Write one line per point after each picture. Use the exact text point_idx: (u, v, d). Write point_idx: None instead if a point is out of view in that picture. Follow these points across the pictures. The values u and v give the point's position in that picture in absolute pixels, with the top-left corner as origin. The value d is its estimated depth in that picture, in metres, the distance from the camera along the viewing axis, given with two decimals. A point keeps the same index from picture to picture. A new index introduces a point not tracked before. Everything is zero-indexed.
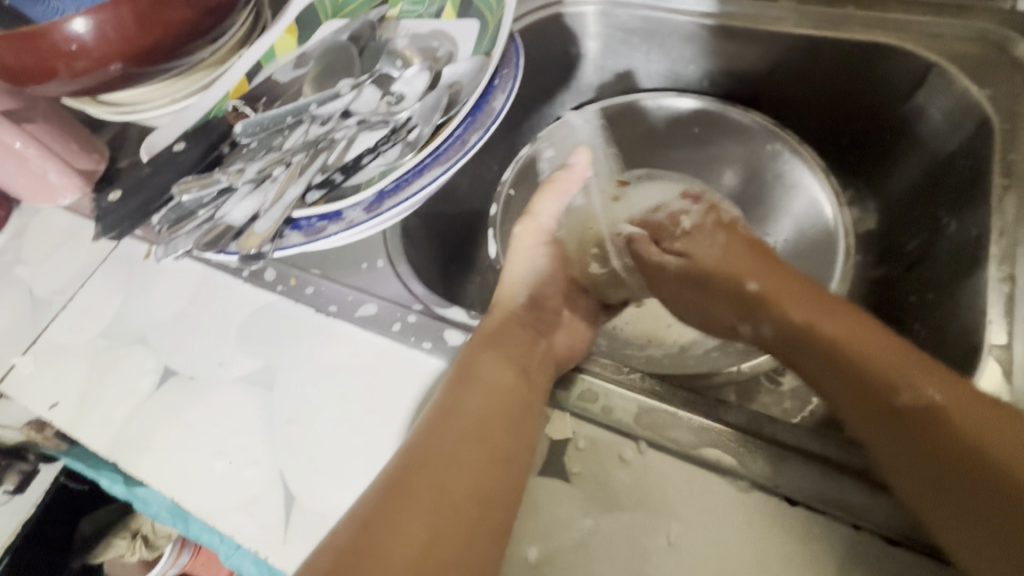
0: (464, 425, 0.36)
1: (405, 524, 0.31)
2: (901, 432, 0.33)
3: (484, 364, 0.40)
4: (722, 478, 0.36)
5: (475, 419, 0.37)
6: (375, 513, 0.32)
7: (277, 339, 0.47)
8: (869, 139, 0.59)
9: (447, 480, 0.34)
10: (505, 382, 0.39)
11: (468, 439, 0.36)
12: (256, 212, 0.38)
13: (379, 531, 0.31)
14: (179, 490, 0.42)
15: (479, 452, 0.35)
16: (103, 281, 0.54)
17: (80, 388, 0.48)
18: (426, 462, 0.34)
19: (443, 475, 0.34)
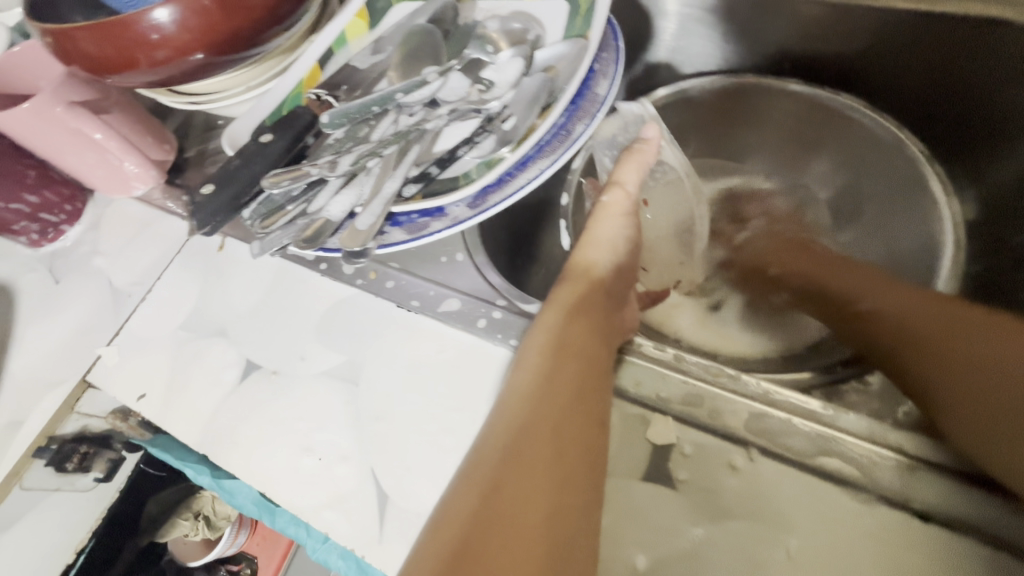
0: (552, 422, 0.34)
1: (516, 523, 0.30)
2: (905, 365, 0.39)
3: (560, 349, 0.37)
4: (843, 490, 0.34)
5: (557, 414, 0.34)
6: (489, 497, 0.30)
7: (358, 333, 0.46)
8: (971, 123, 0.55)
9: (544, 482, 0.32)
10: (585, 368, 0.37)
11: (553, 438, 0.34)
12: (353, 207, 0.36)
13: (495, 531, 0.29)
14: (271, 485, 0.42)
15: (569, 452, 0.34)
16: (181, 272, 0.54)
17: (165, 380, 0.48)
18: (521, 458, 0.32)
19: (536, 478, 0.32)
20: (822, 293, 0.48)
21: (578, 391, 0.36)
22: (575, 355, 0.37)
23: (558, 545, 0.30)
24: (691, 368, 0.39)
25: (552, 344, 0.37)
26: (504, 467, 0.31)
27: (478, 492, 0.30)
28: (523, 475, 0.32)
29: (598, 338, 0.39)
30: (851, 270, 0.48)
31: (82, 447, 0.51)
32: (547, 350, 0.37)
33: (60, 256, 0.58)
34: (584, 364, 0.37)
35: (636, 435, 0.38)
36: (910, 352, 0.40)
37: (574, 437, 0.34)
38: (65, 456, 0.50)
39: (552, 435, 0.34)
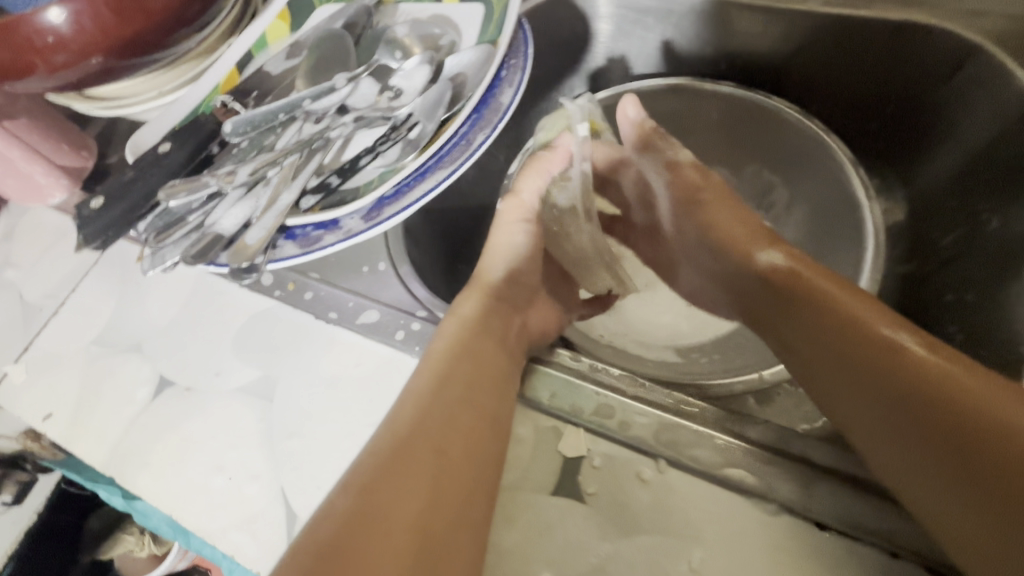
0: (433, 424, 0.36)
1: (388, 517, 0.32)
2: (922, 443, 0.31)
3: (455, 356, 0.40)
4: (749, 500, 0.34)
5: (441, 418, 0.37)
6: (362, 495, 0.32)
7: (276, 347, 0.45)
8: (899, 124, 0.56)
9: (417, 478, 0.34)
10: (473, 374, 0.39)
11: (433, 441, 0.36)
12: (248, 219, 0.35)
13: (365, 518, 0.32)
14: (179, 507, 0.41)
15: (450, 453, 0.35)
16: (97, 284, 0.52)
17: (74, 400, 0.46)
18: (406, 455, 0.34)
19: (410, 474, 0.34)
20: (804, 303, 0.39)
21: (465, 394, 0.38)
22: (469, 358, 0.40)
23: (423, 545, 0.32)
24: (606, 380, 0.39)
25: (458, 340, 0.41)
26: (382, 465, 0.34)
27: (356, 489, 0.33)
28: (405, 472, 0.34)
29: (492, 342, 0.42)
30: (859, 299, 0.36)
31: None
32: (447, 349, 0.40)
33: None
34: (478, 371, 0.39)
35: (548, 450, 0.37)
36: (924, 429, 0.31)
37: (455, 434, 0.36)
38: None
39: (433, 436, 0.36)
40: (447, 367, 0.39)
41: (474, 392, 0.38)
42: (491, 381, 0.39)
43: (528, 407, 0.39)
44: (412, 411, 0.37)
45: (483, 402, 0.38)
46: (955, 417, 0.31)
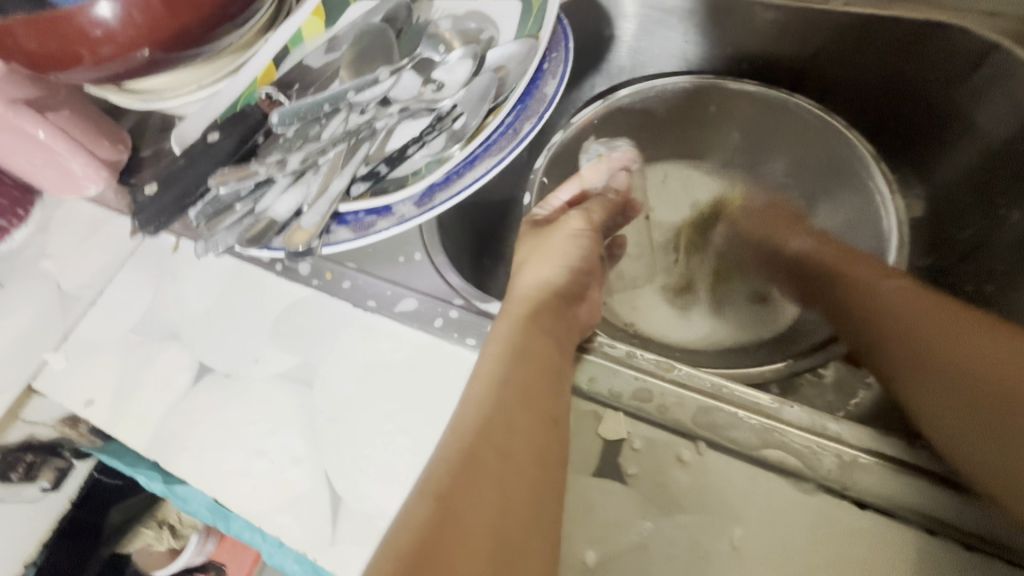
0: (512, 440, 0.35)
1: (467, 529, 0.31)
2: (917, 373, 0.39)
3: (530, 374, 0.38)
4: (788, 480, 0.35)
5: (519, 440, 0.35)
6: (438, 502, 0.32)
7: (314, 334, 0.46)
8: (918, 123, 0.57)
9: (493, 495, 0.33)
10: (549, 395, 0.37)
11: (500, 443, 0.35)
12: (300, 206, 0.36)
13: (441, 534, 0.31)
14: (222, 489, 0.42)
15: (528, 470, 0.34)
16: (134, 275, 0.52)
17: (114, 386, 0.47)
18: (476, 458, 0.34)
19: (485, 490, 0.33)
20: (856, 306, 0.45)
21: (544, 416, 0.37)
22: (529, 355, 0.39)
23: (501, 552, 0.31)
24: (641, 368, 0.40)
25: (515, 339, 0.39)
26: (455, 478, 0.33)
27: (432, 497, 0.32)
28: (479, 481, 0.33)
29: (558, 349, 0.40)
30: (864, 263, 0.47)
31: (28, 456, 0.50)
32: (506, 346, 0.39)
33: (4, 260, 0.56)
34: (553, 396, 0.38)
35: (588, 432, 0.38)
36: (921, 349, 0.39)
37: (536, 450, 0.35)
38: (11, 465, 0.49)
39: (510, 454, 0.34)
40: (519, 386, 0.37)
41: (553, 417, 0.37)
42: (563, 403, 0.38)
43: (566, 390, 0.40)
44: (484, 427, 0.35)
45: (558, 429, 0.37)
46: (971, 372, 0.37)
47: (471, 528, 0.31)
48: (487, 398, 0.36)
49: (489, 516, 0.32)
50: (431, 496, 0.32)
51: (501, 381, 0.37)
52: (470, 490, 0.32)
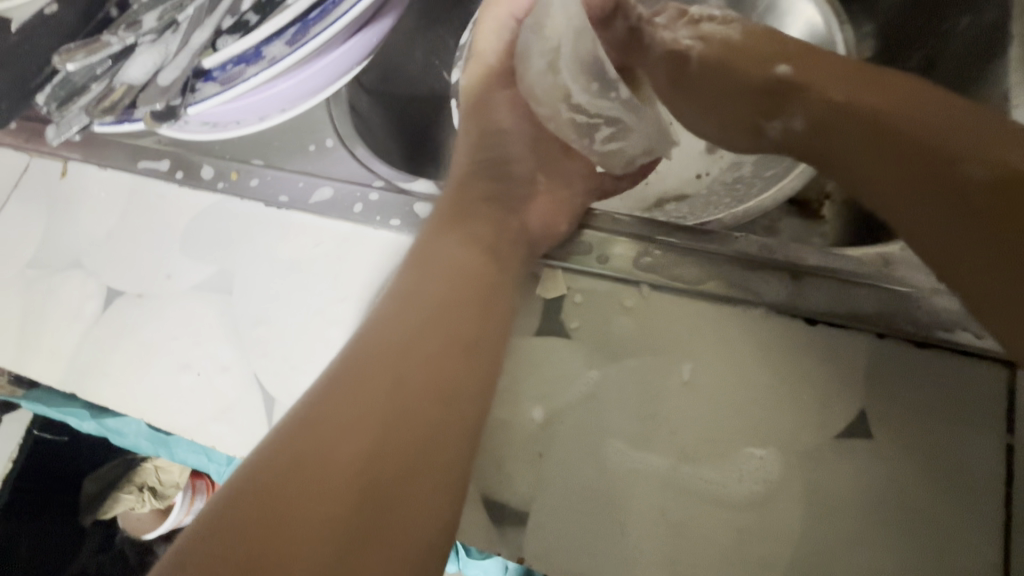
0: (414, 377, 0.28)
1: (336, 464, 0.25)
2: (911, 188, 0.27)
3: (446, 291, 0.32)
4: (739, 307, 0.33)
5: (388, 389, 0.27)
6: (301, 436, 0.26)
7: (226, 239, 0.42)
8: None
9: (349, 475, 0.25)
10: (472, 322, 0.31)
11: (394, 363, 0.28)
12: (158, 67, 0.31)
13: (282, 493, 0.24)
14: (149, 408, 0.39)
15: (413, 390, 0.28)
16: (22, 206, 0.47)
17: (17, 325, 0.43)
18: (370, 373, 0.28)
19: (354, 433, 0.26)
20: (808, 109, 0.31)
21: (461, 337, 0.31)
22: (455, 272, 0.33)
23: (371, 498, 0.25)
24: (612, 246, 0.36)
25: (439, 250, 0.33)
26: (310, 435, 0.26)
27: (303, 425, 0.26)
28: (360, 403, 0.27)
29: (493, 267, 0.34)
30: (988, 130, 0.25)
31: None
32: (419, 260, 0.33)
33: None
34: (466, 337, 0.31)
35: (527, 293, 0.36)
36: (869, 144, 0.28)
37: (440, 382, 0.29)
38: None
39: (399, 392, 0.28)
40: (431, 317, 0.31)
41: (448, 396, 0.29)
42: (485, 341, 0.31)
43: (542, 266, 0.37)
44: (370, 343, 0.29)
45: (480, 374, 0.30)
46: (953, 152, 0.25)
47: (331, 462, 0.25)
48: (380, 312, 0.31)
49: (358, 460, 0.25)
50: (292, 432, 0.26)
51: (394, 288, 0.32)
52: (345, 413, 0.26)
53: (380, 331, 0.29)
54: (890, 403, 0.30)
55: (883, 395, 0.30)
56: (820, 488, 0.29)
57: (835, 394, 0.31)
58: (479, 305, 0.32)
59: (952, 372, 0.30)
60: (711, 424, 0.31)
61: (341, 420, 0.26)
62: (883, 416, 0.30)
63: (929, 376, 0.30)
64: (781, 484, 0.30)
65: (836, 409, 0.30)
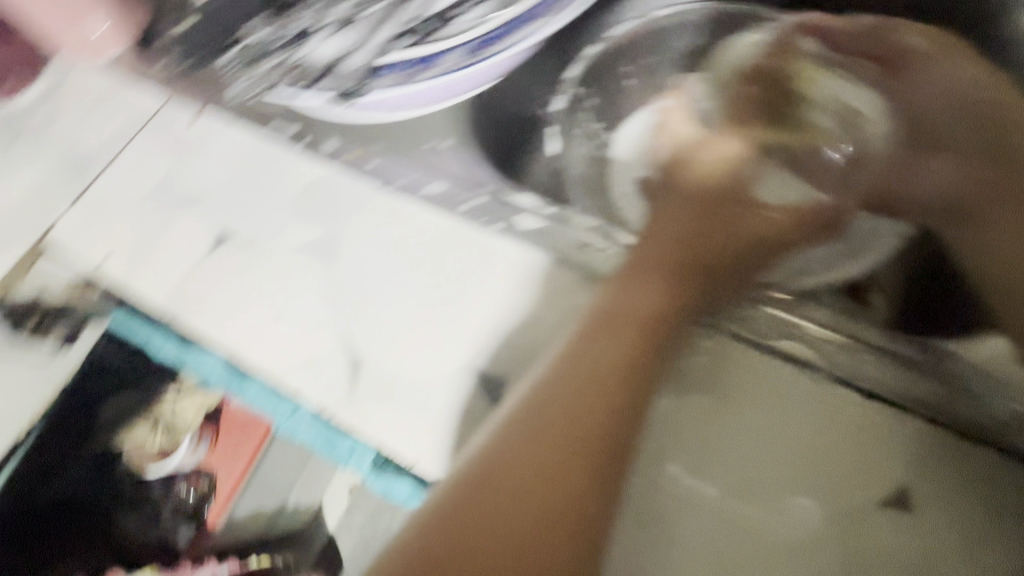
0: (591, 403, 0.31)
1: (538, 498, 0.29)
2: None
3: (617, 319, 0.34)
4: (803, 369, 0.36)
5: (576, 427, 0.31)
6: (500, 473, 0.30)
7: (338, 210, 0.45)
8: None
9: (549, 509, 0.29)
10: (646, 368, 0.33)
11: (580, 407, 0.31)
12: (338, 54, 0.36)
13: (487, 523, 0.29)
14: (242, 347, 0.42)
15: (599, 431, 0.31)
16: (150, 141, 0.51)
17: (133, 246, 0.47)
18: (561, 418, 0.31)
19: (551, 469, 0.30)
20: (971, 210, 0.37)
21: (617, 377, 0.32)
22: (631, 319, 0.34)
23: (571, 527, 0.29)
24: (811, 315, 0.35)
25: (623, 299, 0.34)
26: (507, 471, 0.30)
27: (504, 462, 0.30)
28: (552, 443, 0.30)
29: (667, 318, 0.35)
30: None
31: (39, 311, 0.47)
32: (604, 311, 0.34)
33: (10, 121, 0.55)
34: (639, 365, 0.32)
35: None
36: None
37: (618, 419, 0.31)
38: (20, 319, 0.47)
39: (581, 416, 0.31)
40: (610, 343, 0.33)
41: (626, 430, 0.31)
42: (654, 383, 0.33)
43: None
44: (557, 371, 0.32)
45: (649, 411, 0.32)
46: None
47: (533, 501, 0.29)
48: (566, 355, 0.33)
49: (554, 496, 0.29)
50: (495, 469, 0.30)
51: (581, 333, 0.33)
52: (539, 452, 0.30)
53: (547, 385, 0.32)
54: (930, 483, 0.33)
55: (926, 474, 0.33)
56: (855, 549, 0.32)
57: (880, 465, 0.34)
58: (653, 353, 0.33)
59: (990, 467, 0.33)
60: (763, 468, 0.34)
61: (531, 443, 0.30)
62: (922, 494, 0.33)
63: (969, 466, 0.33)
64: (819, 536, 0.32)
65: (879, 478, 0.33)
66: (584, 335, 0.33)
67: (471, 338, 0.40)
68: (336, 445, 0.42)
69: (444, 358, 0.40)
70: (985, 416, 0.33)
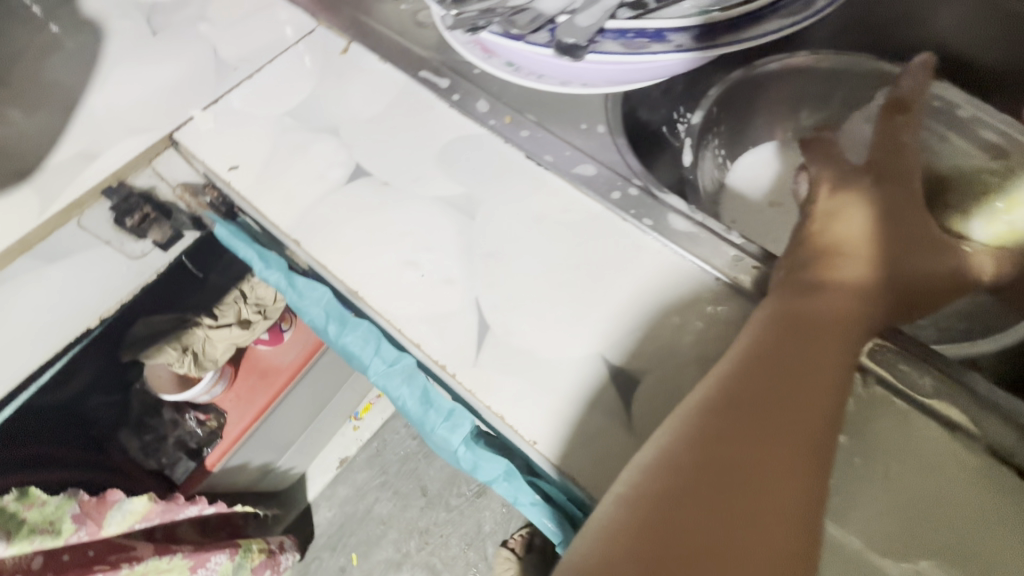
0: (801, 405, 0.27)
1: (743, 518, 0.23)
2: None
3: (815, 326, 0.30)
4: (958, 434, 0.34)
5: (771, 434, 0.25)
6: (693, 481, 0.24)
7: (484, 171, 0.44)
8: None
9: (756, 532, 0.23)
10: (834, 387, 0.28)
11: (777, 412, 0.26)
12: (562, 10, 0.34)
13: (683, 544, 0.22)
14: (364, 285, 0.40)
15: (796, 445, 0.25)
16: (297, 62, 0.50)
17: (263, 160, 0.45)
18: (754, 420, 0.26)
19: (754, 483, 0.24)
20: None
21: (811, 385, 0.27)
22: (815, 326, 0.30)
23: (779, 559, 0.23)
24: (971, 381, 0.35)
25: (805, 307, 0.31)
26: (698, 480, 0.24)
27: (691, 468, 0.24)
28: (748, 452, 0.25)
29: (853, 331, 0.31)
30: None
31: (146, 207, 0.46)
32: (783, 315, 0.30)
33: (156, 9, 0.54)
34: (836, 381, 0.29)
35: None
36: None
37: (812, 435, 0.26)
38: (129, 209, 0.46)
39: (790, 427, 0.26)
40: (809, 350, 0.29)
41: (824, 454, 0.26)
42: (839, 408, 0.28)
43: None
44: (755, 365, 0.28)
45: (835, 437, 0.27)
46: None
47: (740, 524, 0.23)
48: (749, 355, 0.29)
49: (759, 517, 0.23)
50: (684, 478, 0.24)
51: (764, 337, 0.29)
52: (735, 463, 0.24)
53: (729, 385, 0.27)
54: None
55: None
56: None
57: None
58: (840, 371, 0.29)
59: None
60: (902, 527, 0.33)
61: (737, 455, 0.24)
62: None
63: None
64: None
65: None
66: (764, 338, 0.29)
67: (604, 329, 0.39)
68: (435, 403, 0.42)
69: (575, 344, 0.38)
70: None
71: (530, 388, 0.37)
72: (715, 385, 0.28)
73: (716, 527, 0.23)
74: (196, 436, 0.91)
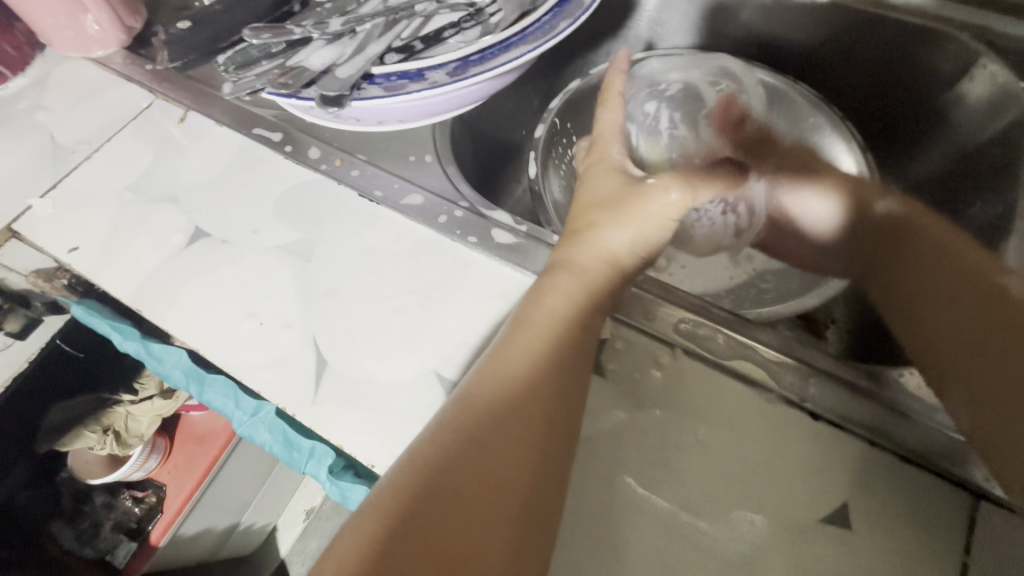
0: (526, 418, 0.32)
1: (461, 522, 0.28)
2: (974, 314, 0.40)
3: (550, 353, 0.35)
4: (756, 388, 0.38)
5: (494, 446, 0.31)
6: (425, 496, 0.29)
7: (319, 215, 0.46)
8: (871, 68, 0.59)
9: (471, 532, 0.28)
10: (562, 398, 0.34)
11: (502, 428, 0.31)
12: (333, 62, 0.37)
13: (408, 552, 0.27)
14: (206, 342, 0.42)
15: (516, 454, 0.31)
16: (135, 136, 0.52)
17: (104, 237, 0.46)
18: (482, 436, 0.31)
19: (474, 490, 0.29)
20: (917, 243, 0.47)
21: (536, 401, 0.33)
22: (551, 344, 0.35)
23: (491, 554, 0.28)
24: (759, 335, 0.39)
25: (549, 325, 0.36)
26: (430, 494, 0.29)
27: (424, 483, 0.29)
28: (472, 465, 0.30)
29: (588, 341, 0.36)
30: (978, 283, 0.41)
31: None
32: (528, 336, 0.35)
33: None
34: (568, 405, 0.34)
35: None
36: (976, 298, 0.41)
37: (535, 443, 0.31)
38: None
39: (512, 450, 0.31)
40: (541, 367, 0.34)
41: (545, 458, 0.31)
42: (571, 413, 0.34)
43: (613, 320, 0.41)
44: (494, 387, 0.33)
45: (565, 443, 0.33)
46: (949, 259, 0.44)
47: (458, 527, 0.28)
48: (492, 377, 0.33)
49: (475, 517, 0.29)
50: (419, 491, 0.29)
51: (509, 357, 0.34)
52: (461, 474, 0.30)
53: (468, 407, 0.32)
54: (871, 504, 0.34)
55: (867, 495, 0.34)
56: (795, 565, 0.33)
57: (823, 481, 0.35)
58: (571, 380, 0.35)
59: (930, 491, 0.34)
60: (710, 485, 0.35)
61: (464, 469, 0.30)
62: (861, 512, 0.34)
63: (913, 490, 0.34)
64: (765, 550, 0.33)
65: (824, 495, 0.34)
66: (508, 356, 0.34)
67: (437, 346, 0.40)
68: (297, 444, 0.42)
69: (410, 366, 0.40)
70: (922, 438, 0.35)
71: (369, 415, 0.38)
72: (460, 406, 0.33)
73: (438, 534, 0.28)
74: (136, 514, 0.85)
